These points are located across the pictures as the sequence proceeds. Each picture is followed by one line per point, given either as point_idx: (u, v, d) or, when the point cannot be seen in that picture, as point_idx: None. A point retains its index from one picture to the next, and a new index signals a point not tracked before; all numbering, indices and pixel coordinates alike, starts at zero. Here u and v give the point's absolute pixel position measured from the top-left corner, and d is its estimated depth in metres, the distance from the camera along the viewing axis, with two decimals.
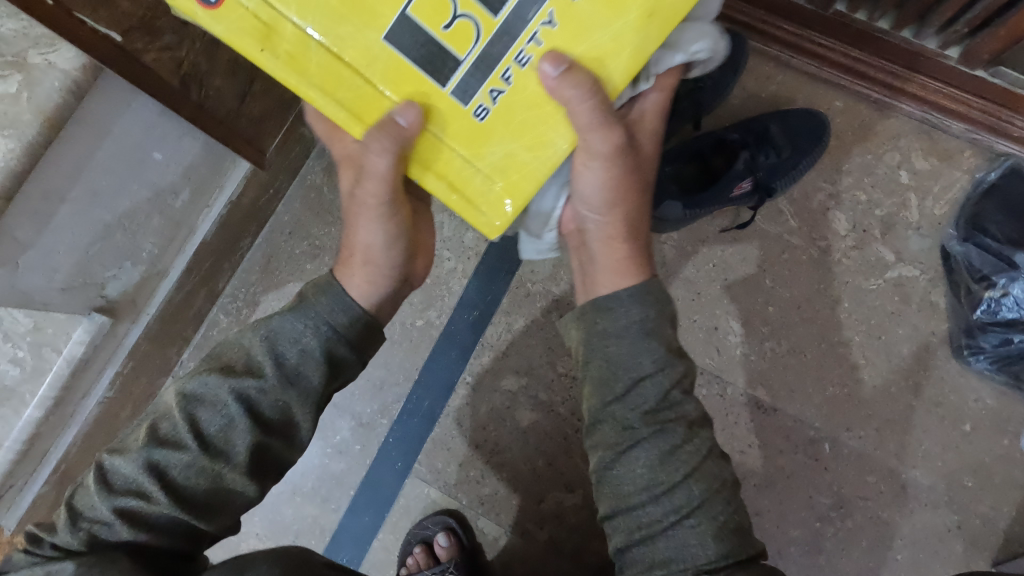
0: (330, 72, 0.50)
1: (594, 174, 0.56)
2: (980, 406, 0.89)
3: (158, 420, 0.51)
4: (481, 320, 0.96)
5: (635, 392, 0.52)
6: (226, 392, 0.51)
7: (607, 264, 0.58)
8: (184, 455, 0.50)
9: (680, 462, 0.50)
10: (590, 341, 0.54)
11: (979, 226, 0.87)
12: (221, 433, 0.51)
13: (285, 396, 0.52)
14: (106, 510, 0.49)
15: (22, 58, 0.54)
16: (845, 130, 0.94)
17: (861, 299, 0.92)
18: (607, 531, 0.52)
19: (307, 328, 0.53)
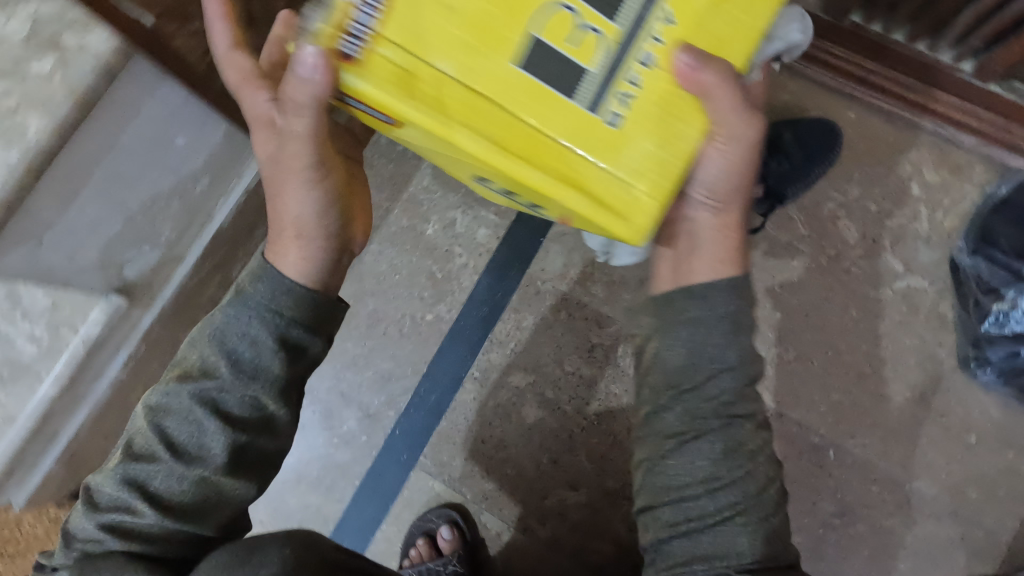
0: (468, 101, 0.44)
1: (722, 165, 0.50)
2: (985, 418, 0.89)
3: (133, 437, 0.51)
4: (491, 316, 0.97)
5: (709, 383, 0.50)
6: (186, 397, 0.50)
7: (713, 252, 0.55)
8: (158, 464, 0.49)
9: (742, 460, 0.50)
10: (674, 329, 0.51)
11: (989, 239, 0.87)
12: (189, 433, 0.50)
13: (249, 390, 0.50)
14: (94, 526, 0.50)
15: (57, 39, 0.55)
16: (857, 141, 0.95)
17: (869, 308, 0.93)
18: (648, 520, 0.52)
19: (257, 321, 0.51)
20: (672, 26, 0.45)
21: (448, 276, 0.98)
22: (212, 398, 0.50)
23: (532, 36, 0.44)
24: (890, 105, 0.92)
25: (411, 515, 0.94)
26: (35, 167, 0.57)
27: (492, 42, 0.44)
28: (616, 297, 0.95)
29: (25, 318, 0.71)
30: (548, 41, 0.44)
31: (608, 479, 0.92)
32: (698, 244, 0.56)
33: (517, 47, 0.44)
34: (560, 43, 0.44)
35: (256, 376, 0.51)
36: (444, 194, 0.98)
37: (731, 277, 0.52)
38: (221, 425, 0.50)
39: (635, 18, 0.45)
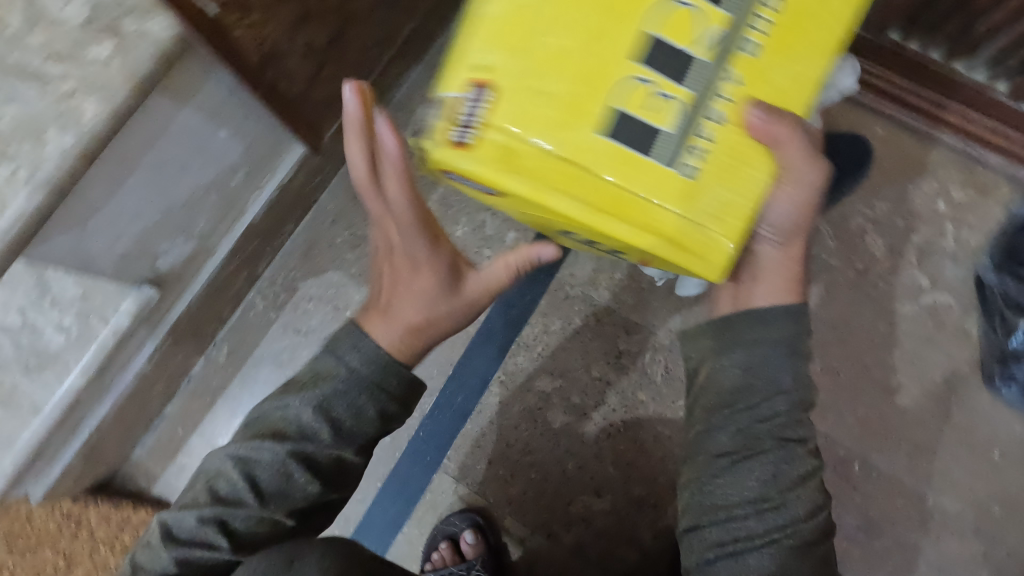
0: (562, 171, 0.45)
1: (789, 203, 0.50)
2: (1009, 435, 0.90)
3: (214, 479, 0.52)
4: (519, 320, 0.96)
5: (763, 406, 0.52)
6: (279, 454, 0.51)
7: (772, 281, 0.54)
8: (249, 514, 0.51)
9: (793, 485, 0.51)
10: (731, 351, 0.54)
11: (1014, 259, 0.89)
12: (280, 489, 0.51)
13: (342, 451, 0.53)
14: (170, 561, 0.51)
15: (117, 25, 0.56)
16: (886, 157, 0.97)
17: (895, 322, 0.94)
18: (689, 538, 0.53)
19: (361, 392, 0.53)
20: (738, 85, 0.46)
21: None
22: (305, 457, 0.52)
23: (619, 110, 0.45)
24: (921, 123, 0.94)
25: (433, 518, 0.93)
26: (91, 153, 0.56)
27: (584, 116, 0.45)
28: (644, 304, 0.96)
29: (54, 307, 0.70)
30: (630, 111, 0.45)
31: (634, 486, 0.91)
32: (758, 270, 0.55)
33: (601, 117, 0.45)
34: (640, 110, 0.45)
35: (349, 437, 0.53)
36: None
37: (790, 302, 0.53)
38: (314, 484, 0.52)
39: (704, 79, 0.46)
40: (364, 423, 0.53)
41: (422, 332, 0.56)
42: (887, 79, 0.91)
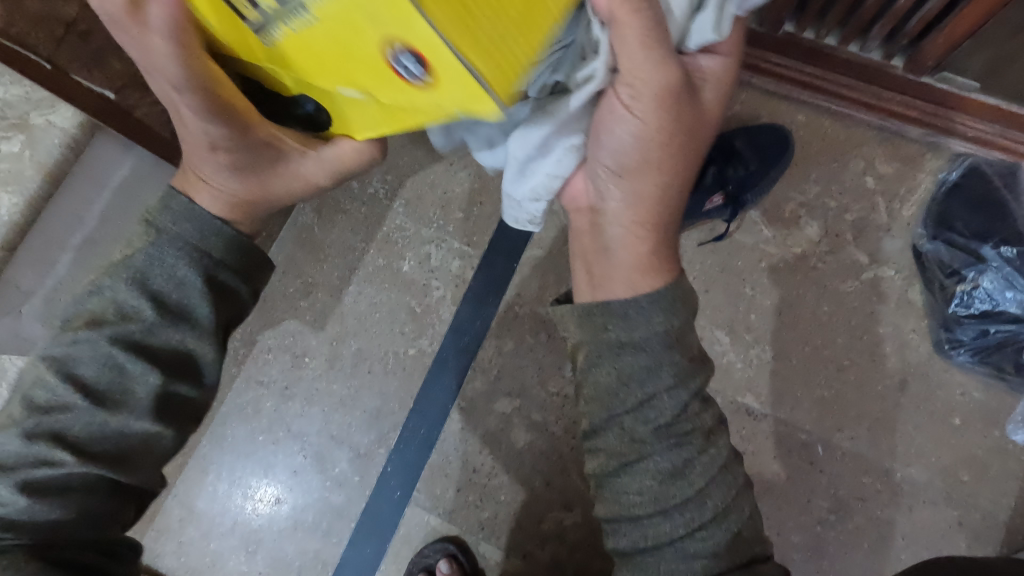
0: None
1: (626, 130, 0.53)
2: (967, 399, 0.90)
3: (32, 390, 0.49)
4: (473, 346, 0.98)
5: (647, 407, 0.52)
6: (99, 343, 0.49)
7: (629, 258, 0.57)
8: (15, 441, 0.48)
9: (693, 477, 0.52)
10: (605, 348, 0.53)
11: (945, 224, 0.91)
12: (50, 409, 0.49)
13: (177, 332, 0.51)
14: (6, 489, 0.48)
15: (26, 120, 0.74)
16: (810, 141, 0.99)
17: (840, 301, 0.95)
18: (606, 533, 0.55)
19: (180, 257, 0.52)
20: None
21: (427, 309, 1.00)
22: (71, 365, 0.49)
23: None
24: (836, 105, 0.96)
25: (410, 551, 0.95)
26: None
27: None
28: None
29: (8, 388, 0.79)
30: None
31: None
32: (611, 246, 0.59)
33: None
34: None
35: (120, 325, 0.50)
36: (417, 230, 1.01)
37: (655, 292, 0.54)
38: (82, 397, 0.49)
39: None
40: (135, 315, 0.50)
41: (246, 203, 0.58)
42: (794, 67, 0.94)
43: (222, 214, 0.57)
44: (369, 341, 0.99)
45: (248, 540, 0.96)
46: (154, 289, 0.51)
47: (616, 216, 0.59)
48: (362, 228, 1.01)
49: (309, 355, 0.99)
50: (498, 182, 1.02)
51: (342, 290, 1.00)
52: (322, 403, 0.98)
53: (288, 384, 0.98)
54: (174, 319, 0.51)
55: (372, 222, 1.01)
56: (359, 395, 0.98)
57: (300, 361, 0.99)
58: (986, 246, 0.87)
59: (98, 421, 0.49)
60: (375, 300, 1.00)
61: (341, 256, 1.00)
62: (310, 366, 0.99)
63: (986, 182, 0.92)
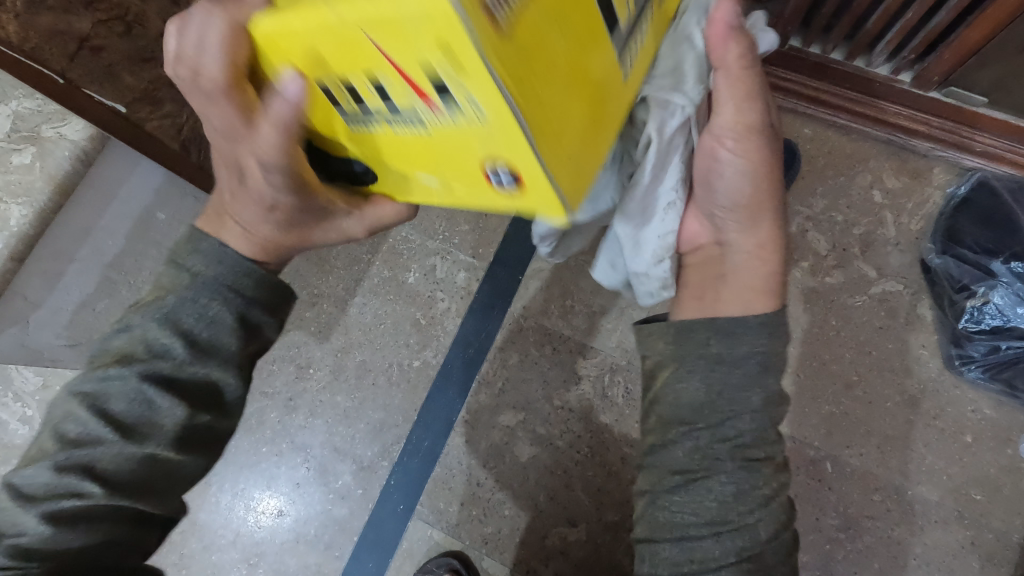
0: None
1: (732, 168, 0.55)
2: (979, 417, 0.88)
3: (62, 421, 0.45)
4: (478, 359, 0.98)
5: (728, 424, 0.50)
6: (131, 375, 0.45)
7: (751, 280, 0.57)
8: (43, 478, 0.43)
9: (754, 503, 0.49)
10: (692, 361, 0.53)
11: (955, 238, 0.91)
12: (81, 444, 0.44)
13: (205, 367, 0.47)
14: (31, 523, 0.42)
15: (37, 132, 0.72)
16: (816, 155, 0.98)
17: (848, 315, 0.94)
18: (641, 553, 0.52)
19: (212, 298, 0.48)
20: None
21: (432, 321, 1.00)
22: (100, 396, 0.45)
23: None
24: (843, 119, 0.96)
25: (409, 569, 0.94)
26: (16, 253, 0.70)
27: None
28: (597, 328, 0.97)
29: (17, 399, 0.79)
30: None
31: (607, 512, 0.91)
32: (731, 270, 0.58)
33: None
34: None
35: (150, 362, 0.46)
36: (423, 242, 1.01)
37: (762, 313, 0.53)
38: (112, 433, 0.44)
39: None
40: (167, 353, 0.46)
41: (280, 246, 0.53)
42: (800, 81, 0.94)
43: (255, 258, 0.52)
44: (373, 353, 0.99)
45: (249, 553, 0.95)
46: (187, 330, 0.47)
47: (739, 244, 0.59)
48: (368, 239, 1.01)
49: (314, 366, 0.99)
50: None
51: (348, 302, 1.00)
52: (325, 415, 0.97)
53: (292, 395, 0.98)
54: (201, 355, 0.47)
55: (377, 234, 1.01)
56: (362, 407, 0.97)
57: (304, 372, 0.99)
58: (996, 261, 0.87)
59: (131, 461, 0.44)
60: (380, 311, 1.00)
61: (346, 267, 1.01)
62: (315, 378, 0.98)
63: (996, 199, 0.91)
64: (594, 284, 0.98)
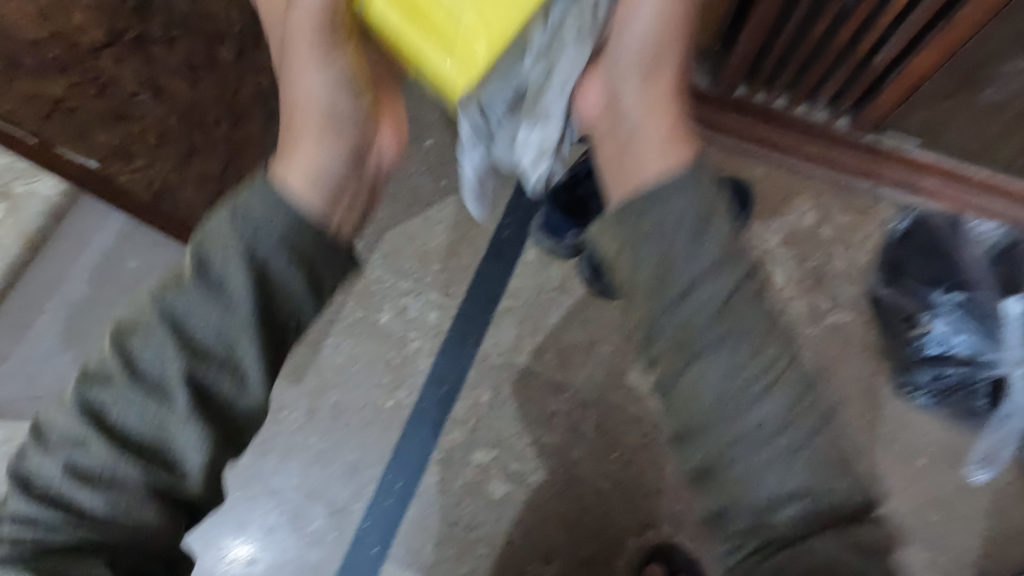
0: None
1: (646, 12, 0.73)
2: (930, 439, 0.92)
3: (134, 340, 0.50)
4: (451, 396, 1.00)
5: (692, 293, 0.68)
6: (235, 312, 0.51)
7: (653, 136, 0.76)
8: (98, 447, 0.48)
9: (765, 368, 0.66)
10: (640, 238, 0.70)
11: (898, 271, 0.97)
12: (156, 360, 0.50)
13: (301, 306, 0.55)
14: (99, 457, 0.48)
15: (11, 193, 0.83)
16: (769, 194, 1.04)
17: (805, 345, 0.98)
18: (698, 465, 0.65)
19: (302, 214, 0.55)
20: None
21: (405, 361, 1.02)
22: (187, 328, 0.51)
23: None
24: (791, 160, 1.02)
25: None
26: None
27: None
28: (567, 362, 1.00)
29: None
30: None
31: (582, 546, 0.93)
32: (630, 130, 0.77)
33: None
34: None
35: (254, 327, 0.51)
36: (395, 282, 1.04)
37: (672, 169, 0.72)
38: (174, 348, 0.50)
39: None
40: (284, 286, 0.53)
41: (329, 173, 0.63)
42: (749, 126, 1.01)
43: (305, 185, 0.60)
44: (347, 393, 1.00)
45: None
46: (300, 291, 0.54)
47: (629, 99, 0.77)
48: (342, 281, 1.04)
49: (286, 408, 0.99)
50: (472, 236, 1.07)
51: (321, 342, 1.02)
52: (298, 458, 0.97)
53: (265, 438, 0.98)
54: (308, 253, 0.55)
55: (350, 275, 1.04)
56: (337, 448, 0.98)
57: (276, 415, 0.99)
58: (933, 292, 0.92)
59: (189, 465, 0.49)
60: (353, 352, 1.02)
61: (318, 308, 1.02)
62: (288, 420, 0.98)
63: (933, 235, 0.97)
64: (562, 321, 1.02)
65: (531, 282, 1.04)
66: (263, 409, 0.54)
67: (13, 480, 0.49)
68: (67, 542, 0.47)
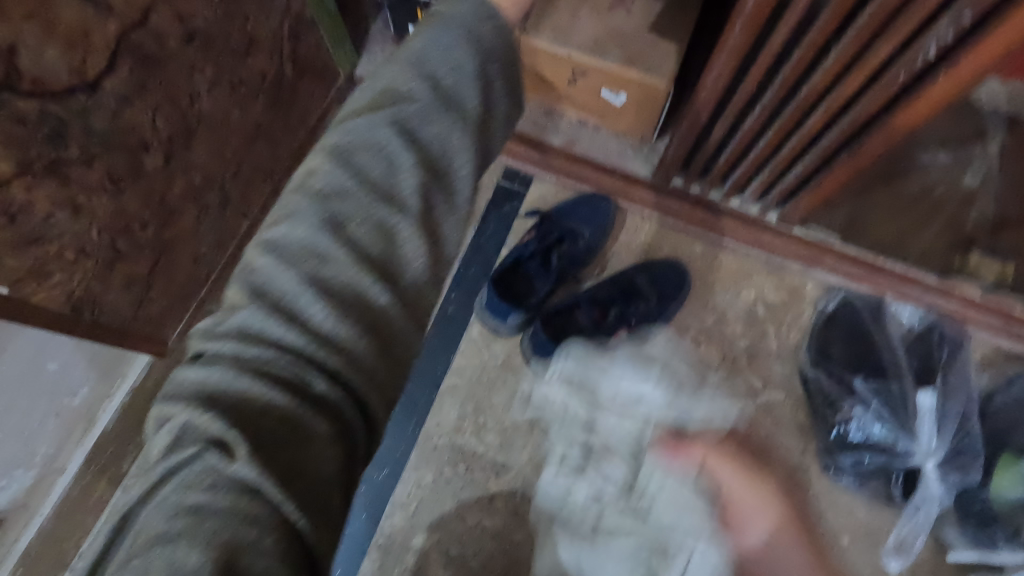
0: None
1: None
2: (853, 518, 0.96)
3: (251, 276, 0.43)
4: (392, 476, 0.99)
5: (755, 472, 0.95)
6: (371, 198, 0.46)
7: None
8: (266, 350, 0.41)
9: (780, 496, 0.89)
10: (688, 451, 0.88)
11: (824, 354, 1.01)
12: (291, 253, 0.43)
13: (420, 204, 0.48)
14: (232, 361, 0.40)
15: None
16: (706, 273, 1.08)
17: (739, 424, 1.01)
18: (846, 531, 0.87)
19: (438, 132, 0.50)
20: None
21: None
22: (392, 234, 0.47)
23: None
24: (727, 242, 1.08)
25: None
26: None
27: None
28: (509, 442, 1.01)
29: None
30: None
31: None
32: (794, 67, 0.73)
33: None
34: None
35: (393, 208, 0.47)
36: None
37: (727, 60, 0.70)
38: (342, 247, 0.44)
39: None
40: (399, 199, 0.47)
41: None
42: (684, 211, 1.08)
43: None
44: None
45: None
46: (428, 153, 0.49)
47: None
48: None
49: None
50: None
51: None
52: None
53: None
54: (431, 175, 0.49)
55: None
56: None
57: None
58: (856, 378, 0.95)
59: (322, 394, 0.42)
60: None
61: None
62: None
63: (858, 319, 1.01)
64: (505, 399, 1.03)
65: (474, 360, 1.05)
66: (419, 324, 0.48)
67: (166, 431, 0.39)
68: (290, 415, 0.40)
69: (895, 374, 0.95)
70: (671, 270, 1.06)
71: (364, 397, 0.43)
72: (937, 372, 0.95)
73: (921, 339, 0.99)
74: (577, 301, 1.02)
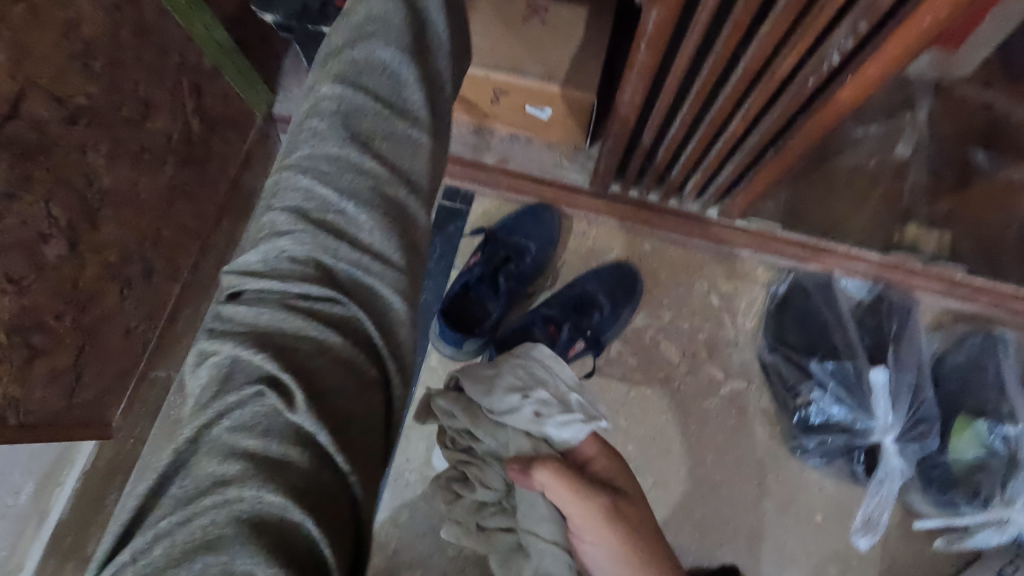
0: None
1: None
2: (823, 495, 0.98)
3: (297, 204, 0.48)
4: (366, 520, 0.98)
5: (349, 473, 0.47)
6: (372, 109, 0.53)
7: None
8: (311, 322, 0.43)
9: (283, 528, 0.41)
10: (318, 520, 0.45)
11: (780, 339, 1.02)
12: (325, 178, 0.50)
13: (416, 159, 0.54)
14: (282, 303, 0.44)
15: None
16: (657, 271, 1.08)
17: (704, 419, 1.02)
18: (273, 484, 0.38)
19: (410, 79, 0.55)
20: None
21: None
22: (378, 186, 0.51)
23: None
24: (676, 238, 1.08)
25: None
26: None
27: None
28: None
29: None
30: None
31: None
32: None
33: None
34: None
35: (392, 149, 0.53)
36: None
37: None
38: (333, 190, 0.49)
39: None
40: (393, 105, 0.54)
41: None
42: (630, 213, 1.07)
43: None
44: None
45: None
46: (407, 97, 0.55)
47: None
48: None
49: None
50: None
51: None
52: None
53: None
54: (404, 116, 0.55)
55: None
56: None
57: None
58: (812, 359, 0.96)
59: (367, 324, 0.46)
60: None
61: None
62: None
63: (811, 301, 1.02)
64: None
65: (436, 389, 1.04)
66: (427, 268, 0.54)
67: (211, 368, 0.40)
68: (349, 364, 0.43)
69: (850, 355, 0.95)
70: (623, 274, 1.07)
71: (395, 323, 0.49)
72: (888, 347, 0.96)
73: (871, 312, 1.01)
74: (529, 320, 1.00)
